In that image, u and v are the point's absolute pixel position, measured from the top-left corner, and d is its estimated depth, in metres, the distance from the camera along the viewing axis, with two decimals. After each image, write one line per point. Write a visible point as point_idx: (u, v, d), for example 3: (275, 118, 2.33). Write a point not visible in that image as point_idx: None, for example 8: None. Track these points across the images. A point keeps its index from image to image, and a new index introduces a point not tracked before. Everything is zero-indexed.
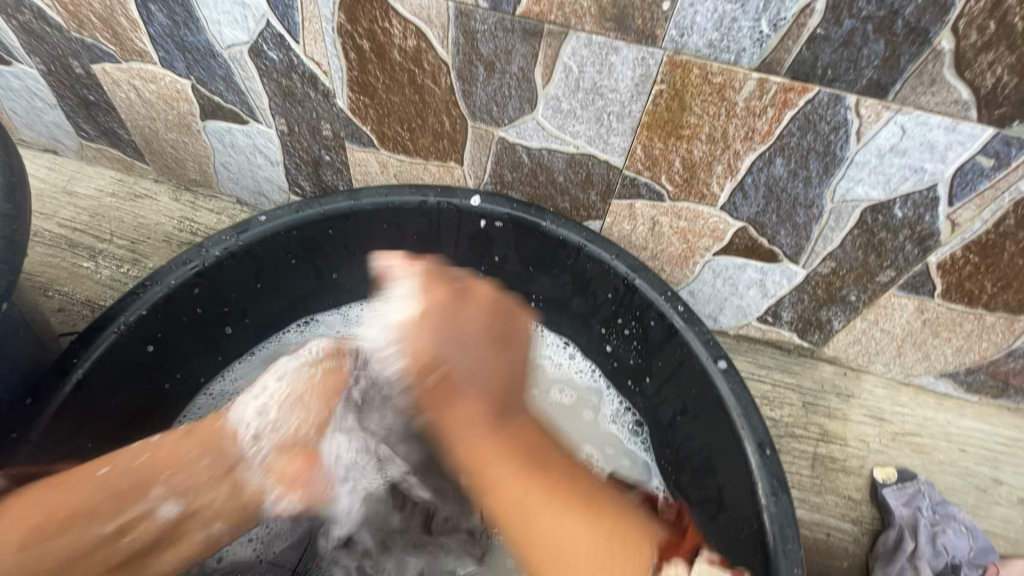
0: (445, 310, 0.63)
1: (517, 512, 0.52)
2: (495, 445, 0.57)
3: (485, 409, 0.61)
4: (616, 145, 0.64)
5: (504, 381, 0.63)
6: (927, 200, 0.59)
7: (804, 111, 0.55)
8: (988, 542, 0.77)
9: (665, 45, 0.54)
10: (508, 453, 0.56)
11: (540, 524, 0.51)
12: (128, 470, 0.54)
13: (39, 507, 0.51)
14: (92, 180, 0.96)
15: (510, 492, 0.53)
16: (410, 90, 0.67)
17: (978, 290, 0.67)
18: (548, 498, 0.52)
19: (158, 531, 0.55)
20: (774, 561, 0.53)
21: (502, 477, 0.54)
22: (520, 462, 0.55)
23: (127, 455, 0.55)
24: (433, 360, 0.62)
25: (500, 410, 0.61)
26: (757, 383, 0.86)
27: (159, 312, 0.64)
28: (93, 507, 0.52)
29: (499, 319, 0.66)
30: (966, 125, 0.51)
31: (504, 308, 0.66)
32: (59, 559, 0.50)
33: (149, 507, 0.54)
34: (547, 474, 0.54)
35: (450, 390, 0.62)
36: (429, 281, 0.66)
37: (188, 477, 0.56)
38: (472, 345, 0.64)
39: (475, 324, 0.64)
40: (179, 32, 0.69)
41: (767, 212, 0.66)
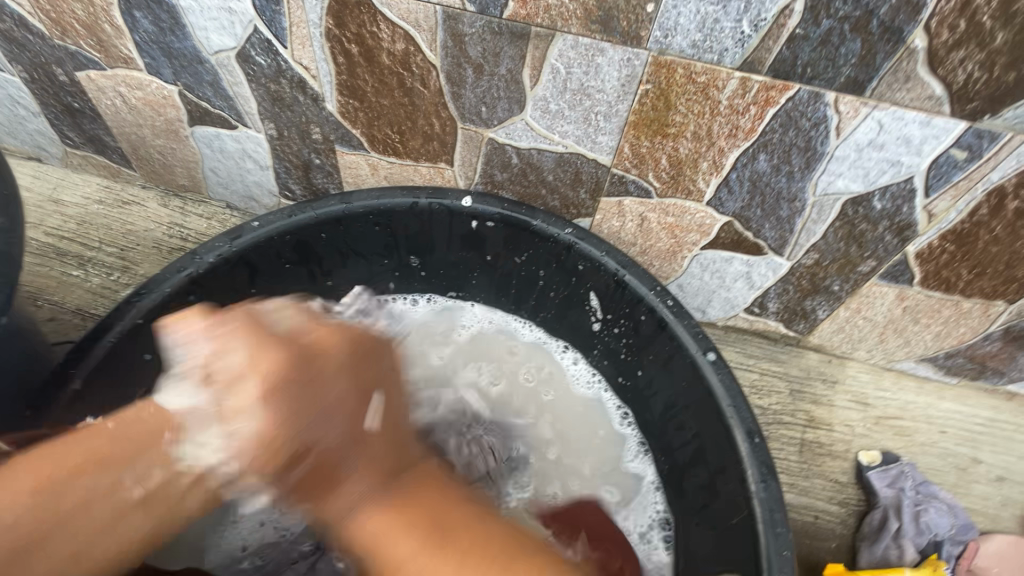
0: (340, 364, 0.52)
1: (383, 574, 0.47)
2: (377, 501, 0.50)
3: (380, 482, 0.51)
4: (603, 144, 0.66)
5: (392, 429, 0.55)
6: (904, 192, 0.61)
7: (785, 108, 0.57)
8: (968, 519, 0.80)
9: (650, 46, 0.55)
10: (412, 538, 0.48)
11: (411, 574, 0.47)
12: (139, 420, 0.52)
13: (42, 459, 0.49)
14: (78, 188, 0.96)
15: (414, 570, 0.47)
16: (399, 93, 0.67)
17: (955, 277, 0.69)
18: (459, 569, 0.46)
19: (175, 475, 0.52)
20: (764, 544, 0.55)
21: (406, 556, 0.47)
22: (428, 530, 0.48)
23: (136, 407, 0.53)
24: (295, 442, 0.48)
25: (393, 462, 0.53)
26: (746, 373, 0.88)
27: (155, 320, 0.64)
28: (103, 456, 0.50)
29: (359, 355, 0.54)
30: (939, 119, 0.54)
31: (363, 346, 0.55)
32: (77, 498, 0.48)
33: (169, 453, 0.51)
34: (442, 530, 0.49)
35: (330, 466, 0.50)
36: (306, 322, 0.55)
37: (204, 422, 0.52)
38: (342, 402, 0.51)
39: (339, 378, 0.51)
40: (165, 39, 0.68)
41: (752, 206, 0.68)
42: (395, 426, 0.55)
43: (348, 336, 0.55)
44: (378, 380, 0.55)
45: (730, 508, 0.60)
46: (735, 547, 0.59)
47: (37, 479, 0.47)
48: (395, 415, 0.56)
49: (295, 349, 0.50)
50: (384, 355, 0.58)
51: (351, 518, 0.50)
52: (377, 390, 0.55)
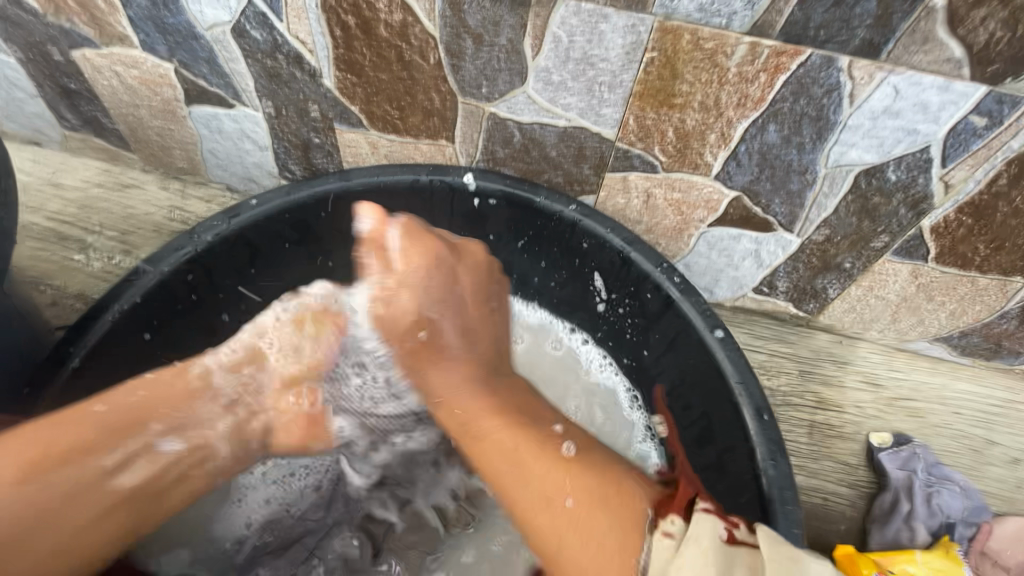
0: (427, 271, 0.66)
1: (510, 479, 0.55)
2: (456, 388, 0.63)
3: (472, 374, 0.64)
4: (607, 117, 0.64)
5: (491, 350, 0.67)
6: (920, 162, 0.59)
7: (796, 75, 0.54)
8: (982, 501, 0.80)
9: (655, 10, 0.53)
10: (490, 424, 0.59)
11: (538, 492, 0.53)
12: (124, 408, 0.54)
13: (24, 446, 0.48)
14: (78, 172, 0.95)
15: (499, 444, 0.57)
16: (397, 67, 0.65)
17: (972, 252, 0.67)
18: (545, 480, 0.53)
19: (157, 463, 0.55)
20: (774, 522, 0.54)
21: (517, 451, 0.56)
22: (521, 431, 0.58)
23: (118, 395, 0.55)
24: (418, 318, 0.66)
25: (489, 365, 0.66)
26: (754, 354, 0.87)
27: (155, 300, 0.63)
28: (85, 445, 0.51)
29: (481, 274, 0.70)
30: (959, 84, 0.51)
31: (488, 267, 0.71)
32: (61, 489, 0.48)
33: (150, 442, 0.55)
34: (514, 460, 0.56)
35: (435, 351, 0.66)
36: (412, 236, 0.66)
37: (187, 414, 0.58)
38: (456, 305, 0.68)
39: (462, 283, 0.68)
40: (158, 14, 0.67)
41: (761, 180, 0.66)
42: (463, 387, 0.63)
43: (466, 263, 0.69)
44: (492, 321, 0.70)
45: (737, 487, 0.59)
46: None
47: (17, 468, 0.47)
48: (502, 343, 0.70)
49: (435, 263, 0.67)
50: (468, 264, 0.69)
51: (447, 396, 0.63)
52: (490, 303, 0.71)
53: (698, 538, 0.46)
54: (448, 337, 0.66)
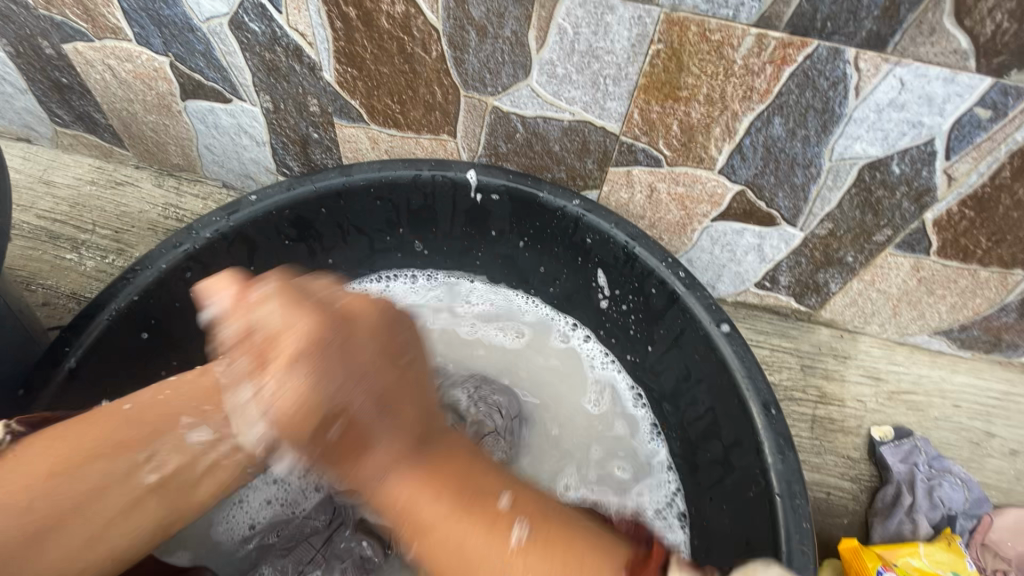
0: (328, 344, 0.47)
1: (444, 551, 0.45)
2: (400, 476, 0.48)
3: (406, 450, 0.49)
4: (612, 110, 0.63)
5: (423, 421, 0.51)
6: (924, 154, 0.59)
7: (802, 67, 0.54)
8: (982, 494, 0.80)
9: (662, 2, 0.52)
10: (407, 487, 0.47)
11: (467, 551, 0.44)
12: (152, 404, 0.51)
13: (57, 441, 0.47)
14: (69, 169, 0.93)
15: (437, 533, 0.45)
16: (399, 60, 0.65)
17: (974, 245, 0.67)
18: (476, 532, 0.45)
19: (193, 455, 0.51)
20: (782, 517, 0.53)
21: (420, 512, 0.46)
22: (450, 522, 0.45)
23: (148, 392, 0.52)
24: (326, 407, 0.46)
25: (418, 435, 0.50)
26: (756, 349, 0.87)
27: (153, 298, 0.62)
28: (119, 439, 0.49)
29: (383, 331, 0.52)
30: (964, 76, 0.52)
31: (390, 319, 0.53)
32: (96, 483, 0.47)
33: (179, 434, 0.51)
34: (455, 528, 0.45)
35: (359, 439, 0.48)
36: (289, 301, 0.49)
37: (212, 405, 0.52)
38: (370, 371, 0.49)
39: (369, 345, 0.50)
40: (154, 6, 0.66)
41: (765, 174, 0.66)
42: (421, 394, 0.53)
43: (371, 316, 0.52)
44: (408, 378, 0.52)
45: (745, 481, 0.59)
46: (751, 521, 0.57)
47: (45, 463, 0.46)
48: (422, 400, 0.53)
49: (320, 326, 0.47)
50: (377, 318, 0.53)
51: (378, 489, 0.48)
52: (404, 358, 0.53)
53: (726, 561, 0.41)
54: (376, 428, 0.49)
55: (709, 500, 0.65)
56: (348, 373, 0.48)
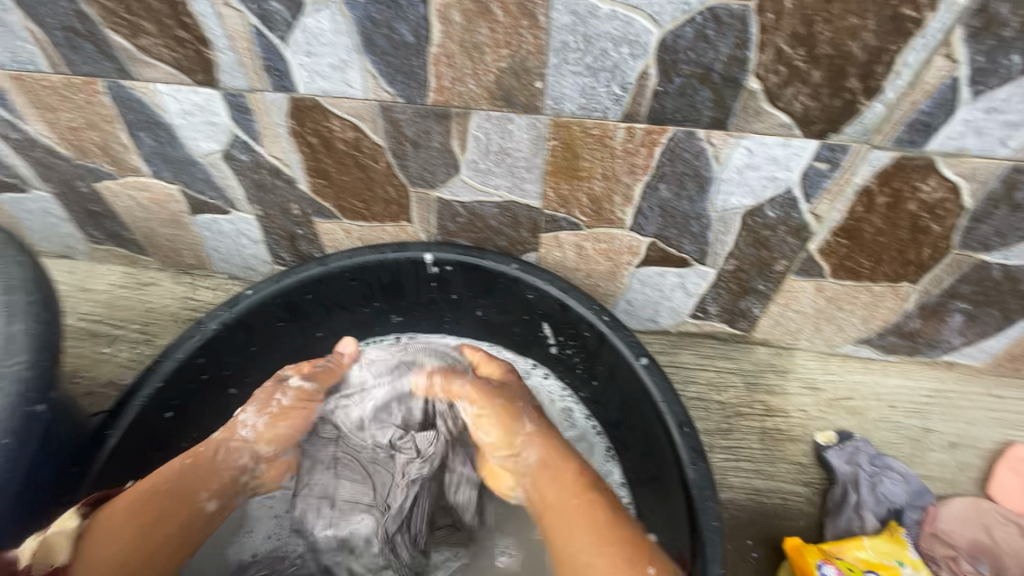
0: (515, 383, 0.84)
1: (564, 537, 0.67)
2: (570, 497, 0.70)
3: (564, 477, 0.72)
4: (531, 191, 0.77)
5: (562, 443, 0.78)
6: (789, 200, 0.71)
7: (668, 146, 0.68)
8: (922, 485, 0.86)
9: (547, 111, 0.67)
10: (570, 516, 0.68)
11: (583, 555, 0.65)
12: (185, 480, 0.71)
13: (131, 513, 0.66)
14: (104, 277, 1.11)
15: (569, 514, 0.68)
16: (357, 170, 0.80)
17: (859, 265, 0.78)
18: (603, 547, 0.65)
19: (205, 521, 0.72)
20: (697, 516, 0.63)
21: (576, 531, 0.67)
22: (591, 538, 0.66)
23: (167, 473, 0.71)
24: (522, 461, 0.76)
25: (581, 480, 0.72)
26: (702, 371, 0.97)
27: (172, 383, 0.76)
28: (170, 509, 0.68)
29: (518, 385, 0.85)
30: (795, 140, 0.64)
31: (513, 380, 0.85)
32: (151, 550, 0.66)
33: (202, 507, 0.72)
34: (609, 542, 0.65)
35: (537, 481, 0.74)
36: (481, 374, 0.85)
37: (218, 482, 0.74)
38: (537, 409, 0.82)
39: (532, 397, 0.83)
40: (165, 150, 0.83)
41: (667, 227, 0.78)
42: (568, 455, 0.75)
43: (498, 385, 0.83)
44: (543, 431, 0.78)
45: (674, 491, 0.68)
46: (677, 524, 0.67)
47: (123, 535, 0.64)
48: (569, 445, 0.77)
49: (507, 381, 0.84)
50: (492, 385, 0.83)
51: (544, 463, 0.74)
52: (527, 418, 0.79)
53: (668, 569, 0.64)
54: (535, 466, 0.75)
55: (652, 511, 0.75)
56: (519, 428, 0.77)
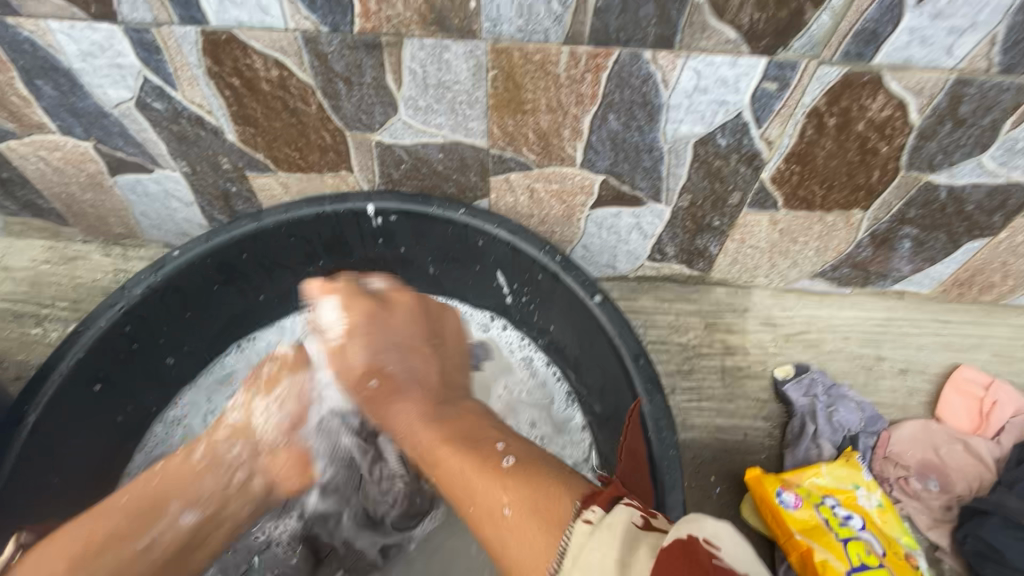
0: (371, 322, 0.74)
1: (454, 475, 0.60)
2: (434, 435, 0.65)
3: (426, 404, 0.69)
4: (475, 129, 0.73)
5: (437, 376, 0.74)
6: (740, 126, 0.69)
7: (614, 71, 0.64)
8: (875, 411, 0.89)
9: (484, 36, 0.62)
10: (437, 433, 0.65)
11: (475, 489, 0.56)
12: (144, 494, 0.62)
13: (77, 538, 0.56)
14: (24, 252, 1.01)
15: (450, 461, 0.61)
16: (287, 115, 0.74)
17: (811, 194, 0.77)
18: (482, 473, 0.57)
19: (183, 537, 0.62)
20: (653, 447, 0.63)
21: (450, 459, 0.61)
22: (463, 449, 0.61)
23: (137, 486, 0.62)
24: (372, 367, 0.73)
25: (439, 399, 0.71)
26: (663, 315, 0.96)
27: (96, 353, 0.70)
28: (122, 528, 0.58)
29: (421, 321, 0.78)
30: (743, 59, 0.61)
31: (423, 311, 0.79)
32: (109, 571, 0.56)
33: (173, 518, 0.62)
34: (470, 467, 0.59)
35: (391, 391, 0.71)
36: (349, 297, 0.76)
37: (197, 492, 0.64)
38: (407, 349, 0.75)
39: (404, 328, 0.76)
40: (69, 100, 0.75)
41: (619, 162, 0.75)
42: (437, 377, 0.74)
43: (416, 310, 0.78)
44: (435, 356, 0.76)
45: (630, 426, 0.68)
46: None
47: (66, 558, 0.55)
48: (448, 368, 0.76)
49: (426, 308, 0.80)
50: (446, 316, 0.82)
51: (401, 422, 0.69)
52: (433, 343, 0.77)
53: (614, 523, 0.46)
54: (402, 380, 0.72)
55: (611, 449, 0.75)
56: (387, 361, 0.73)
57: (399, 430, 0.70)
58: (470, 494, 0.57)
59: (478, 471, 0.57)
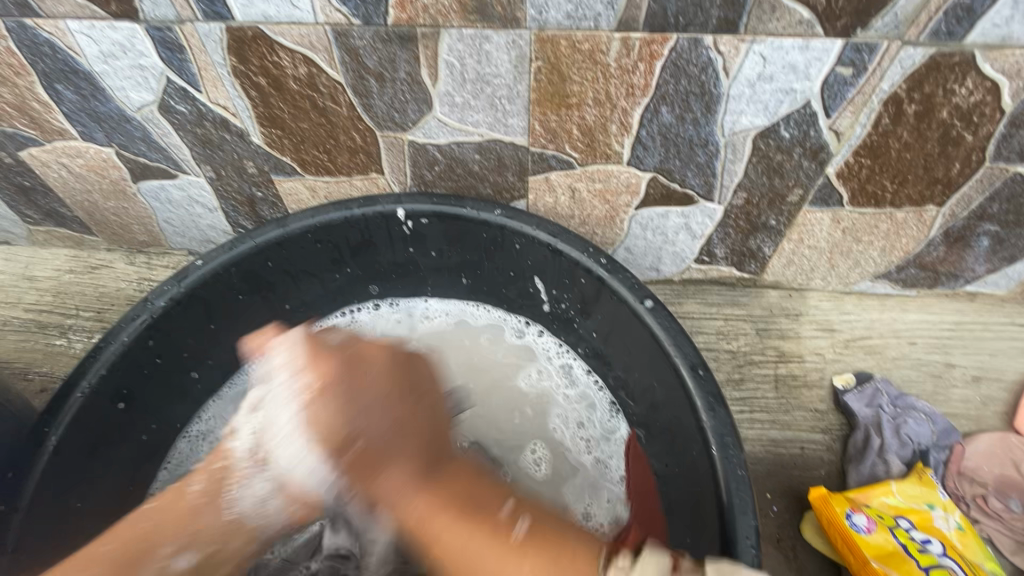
0: (339, 384, 0.58)
1: (460, 561, 0.51)
2: (426, 509, 0.54)
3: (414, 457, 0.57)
4: (515, 126, 0.68)
5: (428, 429, 0.61)
6: (807, 116, 0.63)
7: (670, 59, 0.59)
8: (948, 423, 0.81)
9: (529, 24, 0.57)
10: (425, 502, 0.54)
11: (486, 569, 0.49)
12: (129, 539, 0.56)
13: None
14: (49, 262, 0.99)
15: (450, 543, 0.52)
16: (315, 115, 0.70)
17: (881, 190, 0.71)
18: (496, 553, 0.49)
19: None
20: (720, 466, 0.56)
21: (450, 540, 0.52)
22: (466, 525, 0.52)
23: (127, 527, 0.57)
24: (343, 435, 0.56)
25: (431, 455, 0.59)
26: (710, 320, 0.90)
27: (120, 369, 0.67)
28: None
29: (398, 372, 0.62)
30: (816, 42, 0.55)
31: (400, 360, 0.64)
32: None
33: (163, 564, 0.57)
34: (480, 531, 0.51)
35: (373, 458, 0.56)
36: (312, 352, 0.60)
37: (195, 531, 0.59)
38: (383, 406, 0.59)
39: (376, 385, 0.59)
40: (90, 105, 0.72)
41: (670, 158, 0.70)
42: (429, 427, 0.61)
43: (392, 355, 0.63)
44: (422, 407, 0.62)
45: (690, 442, 0.62)
46: (697, 476, 0.60)
47: None
48: (439, 420, 0.63)
49: (348, 359, 0.60)
50: (417, 360, 0.66)
51: (395, 506, 0.55)
52: (417, 395, 0.62)
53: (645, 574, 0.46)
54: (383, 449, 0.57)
55: (665, 465, 0.68)
56: (359, 431, 0.57)
57: (390, 510, 0.56)
58: (478, 573, 0.49)
59: (490, 548, 0.50)
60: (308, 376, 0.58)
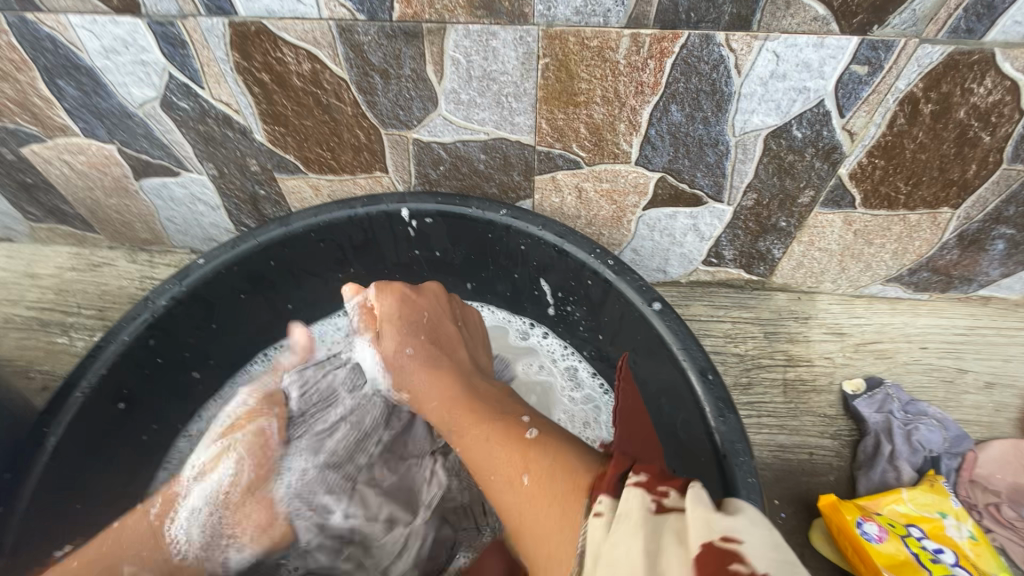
0: (404, 297, 0.67)
1: (475, 446, 0.50)
2: (445, 408, 0.55)
3: (455, 377, 0.59)
4: (521, 124, 0.67)
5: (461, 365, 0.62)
6: (820, 116, 0.62)
7: (681, 57, 0.57)
8: (960, 430, 0.79)
9: (537, 21, 0.56)
10: (457, 413, 0.54)
11: (495, 460, 0.47)
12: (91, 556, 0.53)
13: None
14: (51, 260, 0.99)
15: (473, 442, 0.50)
16: (319, 112, 0.69)
17: (894, 192, 0.69)
18: (505, 442, 0.47)
19: None
20: (731, 474, 0.55)
21: (473, 448, 0.50)
22: (484, 427, 0.51)
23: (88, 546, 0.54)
24: (417, 338, 0.63)
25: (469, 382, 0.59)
26: (718, 323, 0.89)
27: (121, 368, 0.66)
28: None
29: (429, 298, 0.68)
30: (831, 39, 0.54)
31: (438, 291, 0.70)
32: None
33: None
34: (494, 452, 0.47)
35: (425, 360, 0.61)
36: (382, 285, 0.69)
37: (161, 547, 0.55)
38: (444, 322, 0.66)
39: (428, 303, 0.67)
40: (92, 101, 0.71)
41: (679, 158, 0.68)
42: (464, 358, 0.63)
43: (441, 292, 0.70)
44: (449, 347, 0.64)
45: (699, 448, 0.60)
46: (705, 484, 0.59)
47: None
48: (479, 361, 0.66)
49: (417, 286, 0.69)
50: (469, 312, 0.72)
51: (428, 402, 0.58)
52: (460, 325, 0.68)
53: (628, 513, 0.34)
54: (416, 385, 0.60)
55: None
56: (403, 343, 0.63)
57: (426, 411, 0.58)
58: (485, 461, 0.48)
59: (500, 444, 0.48)
60: (391, 293, 0.67)
